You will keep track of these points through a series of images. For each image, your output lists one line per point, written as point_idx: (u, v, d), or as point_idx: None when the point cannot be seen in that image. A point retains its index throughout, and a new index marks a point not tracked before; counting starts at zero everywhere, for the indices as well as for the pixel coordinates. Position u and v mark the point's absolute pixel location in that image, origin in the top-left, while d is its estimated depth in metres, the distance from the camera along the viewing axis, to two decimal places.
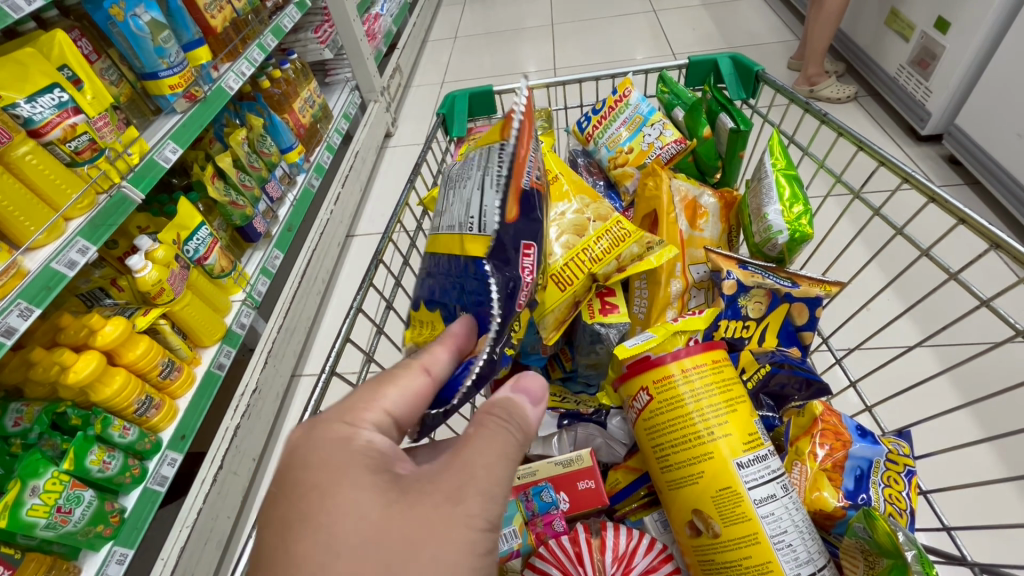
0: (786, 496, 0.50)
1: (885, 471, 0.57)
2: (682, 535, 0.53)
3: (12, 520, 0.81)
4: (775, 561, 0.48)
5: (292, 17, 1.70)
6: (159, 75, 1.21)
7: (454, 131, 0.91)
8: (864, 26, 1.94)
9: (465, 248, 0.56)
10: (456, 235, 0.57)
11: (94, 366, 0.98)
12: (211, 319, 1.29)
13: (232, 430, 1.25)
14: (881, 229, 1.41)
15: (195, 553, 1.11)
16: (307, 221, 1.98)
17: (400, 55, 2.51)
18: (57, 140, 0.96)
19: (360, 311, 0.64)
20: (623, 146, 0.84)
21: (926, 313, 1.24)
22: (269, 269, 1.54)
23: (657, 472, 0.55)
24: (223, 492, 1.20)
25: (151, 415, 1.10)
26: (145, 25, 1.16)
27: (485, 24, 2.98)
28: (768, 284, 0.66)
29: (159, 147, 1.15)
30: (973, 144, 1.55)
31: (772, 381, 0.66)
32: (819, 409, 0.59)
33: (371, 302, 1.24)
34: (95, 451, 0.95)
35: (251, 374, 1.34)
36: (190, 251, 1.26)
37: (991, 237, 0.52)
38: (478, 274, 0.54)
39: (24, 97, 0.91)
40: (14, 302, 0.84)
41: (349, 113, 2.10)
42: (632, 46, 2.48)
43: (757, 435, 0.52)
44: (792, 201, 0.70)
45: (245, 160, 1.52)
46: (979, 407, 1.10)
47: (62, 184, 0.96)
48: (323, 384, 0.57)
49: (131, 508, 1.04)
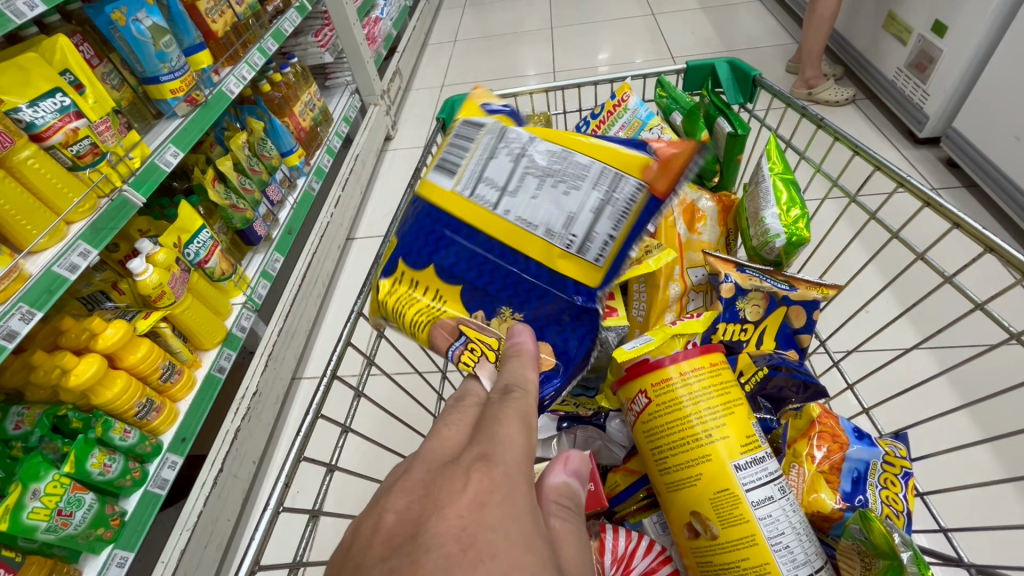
0: (784, 498, 0.51)
1: (882, 473, 0.58)
2: (680, 537, 0.54)
3: (13, 523, 0.82)
4: (773, 562, 0.49)
5: (293, 22, 1.71)
6: (160, 79, 1.22)
7: (453, 135, 0.91)
8: (861, 30, 1.95)
9: (555, 262, 0.58)
10: (541, 238, 0.57)
11: (96, 368, 0.99)
12: (212, 322, 1.30)
13: (232, 433, 1.25)
14: (878, 232, 1.41)
15: (195, 556, 1.11)
16: (308, 224, 1.98)
17: (400, 59, 2.52)
18: (59, 144, 0.97)
19: (360, 316, 0.65)
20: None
21: (924, 315, 1.25)
22: (270, 272, 1.54)
23: (656, 474, 0.55)
24: (223, 495, 1.20)
25: (152, 418, 1.11)
26: (146, 30, 1.17)
27: (484, 27, 2.99)
28: (766, 287, 0.66)
29: (160, 151, 1.16)
30: (971, 146, 1.56)
31: (769, 384, 0.66)
32: (816, 412, 0.60)
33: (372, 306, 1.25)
34: (96, 454, 0.95)
35: (252, 377, 1.34)
36: (191, 254, 1.27)
37: (986, 242, 0.53)
38: (563, 290, 0.58)
39: (26, 102, 0.92)
40: (16, 305, 0.85)
41: (350, 116, 2.11)
42: (631, 49, 2.49)
43: (754, 438, 0.53)
44: (789, 205, 0.71)
45: (245, 163, 1.52)
46: (977, 409, 1.11)
47: (62, 189, 0.97)
48: (324, 389, 0.58)
49: (131, 511, 1.04)
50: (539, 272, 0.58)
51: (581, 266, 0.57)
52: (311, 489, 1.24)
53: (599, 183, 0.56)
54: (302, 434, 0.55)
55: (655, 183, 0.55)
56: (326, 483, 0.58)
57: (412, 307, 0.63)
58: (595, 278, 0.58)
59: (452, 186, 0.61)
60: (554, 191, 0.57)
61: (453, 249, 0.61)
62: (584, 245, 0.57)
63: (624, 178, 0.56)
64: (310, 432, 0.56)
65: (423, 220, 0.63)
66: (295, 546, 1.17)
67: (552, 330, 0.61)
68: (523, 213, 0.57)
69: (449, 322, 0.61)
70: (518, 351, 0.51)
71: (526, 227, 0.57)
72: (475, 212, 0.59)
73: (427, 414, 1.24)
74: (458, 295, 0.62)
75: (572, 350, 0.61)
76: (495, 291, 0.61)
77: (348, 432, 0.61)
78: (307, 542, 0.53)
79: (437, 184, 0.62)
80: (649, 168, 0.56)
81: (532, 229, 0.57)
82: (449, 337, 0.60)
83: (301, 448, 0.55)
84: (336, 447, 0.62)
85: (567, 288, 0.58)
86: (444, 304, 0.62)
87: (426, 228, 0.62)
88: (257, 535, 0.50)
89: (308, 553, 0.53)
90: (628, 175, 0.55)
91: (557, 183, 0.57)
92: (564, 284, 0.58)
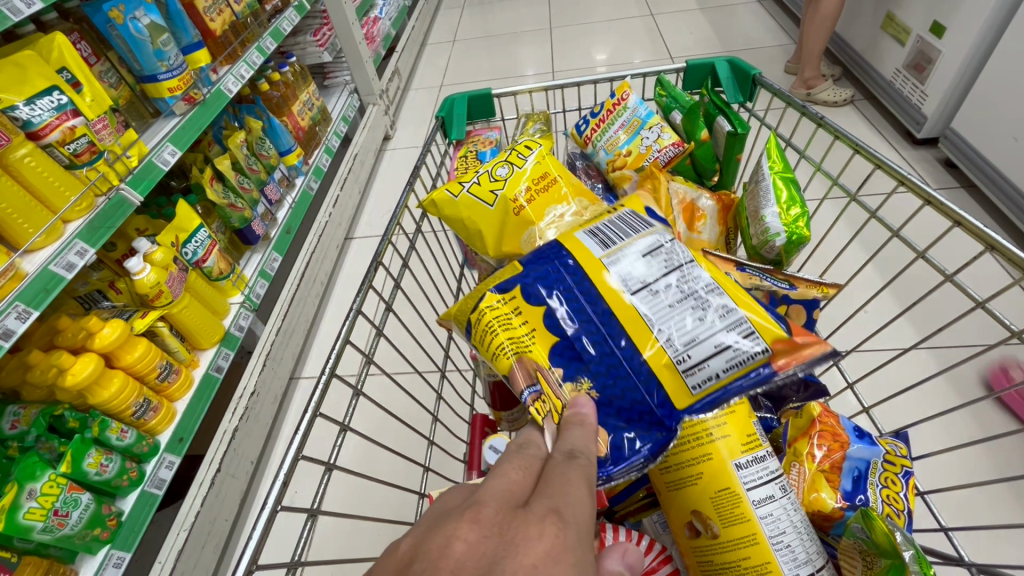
0: (784, 497, 0.50)
1: (882, 472, 0.57)
2: (681, 536, 0.53)
3: (9, 524, 0.81)
4: (774, 561, 0.48)
5: (291, 21, 1.71)
6: (158, 78, 1.21)
7: (453, 135, 0.91)
8: (860, 31, 1.96)
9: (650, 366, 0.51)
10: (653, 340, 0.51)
11: (93, 368, 0.98)
12: (209, 321, 1.29)
13: (230, 433, 1.24)
14: (878, 232, 1.41)
15: (192, 556, 1.11)
16: (306, 224, 1.98)
17: (399, 58, 2.52)
18: (56, 143, 0.97)
19: (359, 313, 0.64)
20: (620, 149, 0.85)
21: (923, 315, 1.25)
22: (268, 272, 1.54)
23: (657, 473, 0.55)
24: (221, 495, 1.20)
25: (149, 418, 1.10)
26: (144, 28, 1.16)
27: (483, 27, 2.99)
28: (767, 285, 0.66)
29: (158, 150, 1.16)
30: (969, 147, 1.56)
31: (770, 384, 0.65)
32: (816, 411, 0.60)
33: (371, 305, 1.25)
34: (92, 454, 0.95)
35: (250, 376, 1.34)
36: (188, 253, 1.26)
37: (986, 240, 0.53)
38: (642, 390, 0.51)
39: (22, 99, 0.91)
40: (12, 304, 0.84)
41: (348, 116, 2.11)
42: (630, 49, 2.50)
43: (755, 436, 0.52)
44: (789, 204, 0.71)
45: (243, 163, 1.52)
46: (975, 409, 1.11)
47: (59, 186, 0.97)
48: (323, 387, 0.57)
49: (127, 512, 1.03)
50: (639, 368, 0.51)
51: (677, 381, 0.50)
52: (310, 488, 1.24)
53: (735, 328, 0.50)
54: (301, 432, 0.54)
55: (779, 354, 0.49)
56: (325, 481, 0.58)
57: (502, 330, 0.56)
58: (683, 399, 0.50)
59: (601, 255, 0.56)
60: (691, 313, 0.51)
61: (564, 290, 0.56)
62: (687, 370, 0.50)
63: (755, 337, 0.50)
64: (310, 430, 0.55)
65: (552, 260, 0.58)
66: (293, 545, 1.17)
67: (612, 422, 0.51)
68: (653, 313, 0.52)
69: (531, 365, 0.53)
70: (580, 419, 0.45)
71: (649, 326, 0.52)
72: (609, 291, 0.54)
73: (426, 414, 1.23)
74: (548, 343, 0.54)
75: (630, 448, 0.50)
76: (589, 360, 0.53)
77: (346, 430, 0.60)
78: (306, 541, 0.53)
79: (585, 245, 0.58)
80: (781, 340, 0.50)
81: (654, 332, 0.51)
82: (525, 380, 0.52)
83: (301, 446, 0.54)
84: (334, 446, 0.62)
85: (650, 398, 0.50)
86: (533, 345, 0.54)
87: (551, 267, 0.58)
88: (255, 535, 0.49)
89: (306, 552, 0.52)
90: (760, 336, 0.50)
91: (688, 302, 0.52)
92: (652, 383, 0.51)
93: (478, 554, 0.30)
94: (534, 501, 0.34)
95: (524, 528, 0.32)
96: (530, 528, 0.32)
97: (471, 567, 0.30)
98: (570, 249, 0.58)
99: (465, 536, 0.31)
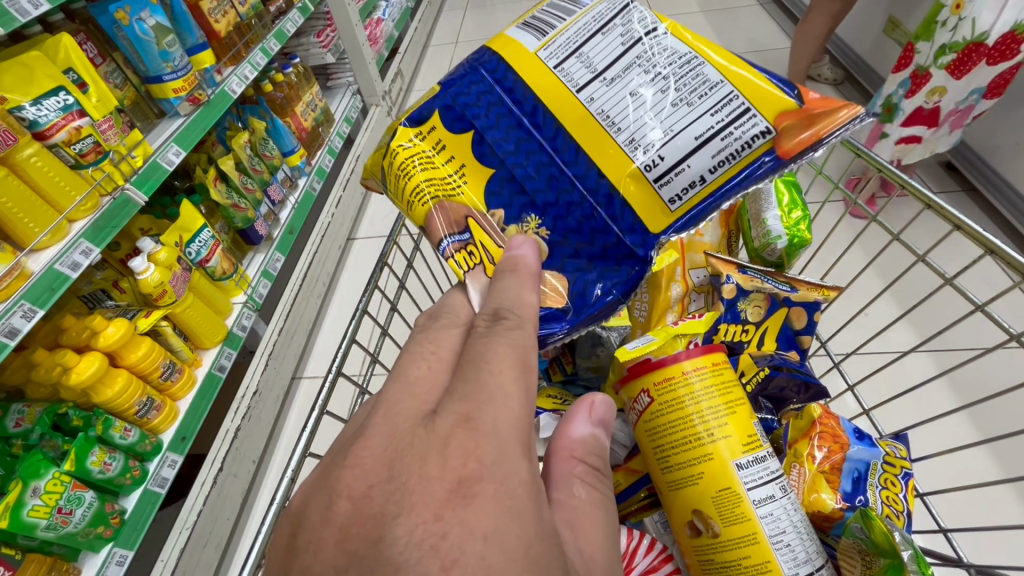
0: (784, 497, 0.51)
1: (882, 473, 0.58)
2: (682, 536, 0.53)
3: (13, 521, 0.82)
4: (773, 560, 0.49)
5: (295, 22, 1.72)
6: (162, 78, 1.23)
7: None
8: (863, 35, 1.97)
9: (626, 185, 0.50)
10: (621, 149, 0.50)
11: (98, 366, 0.99)
12: (213, 321, 1.30)
13: (232, 432, 1.25)
14: (878, 235, 1.42)
15: (195, 554, 1.11)
16: (309, 224, 1.99)
17: (402, 60, 2.53)
18: (62, 143, 0.97)
19: (365, 313, 0.65)
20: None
21: (923, 318, 1.25)
22: (271, 272, 1.55)
23: (658, 473, 0.55)
24: (223, 494, 1.20)
25: (152, 417, 1.11)
26: (150, 29, 1.17)
27: (486, 29, 3.00)
28: (768, 288, 0.68)
29: (162, 150, 1.16)
30: (969, 150, 1.57)
31: (771, 384, 0.66)
32: (816, 412, 0.61)
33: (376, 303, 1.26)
34: (97, 452, 0.95)
35: (252, 376, 1.34)
36: (192, 253, 1.27)
37: (986, 243, 0.53)
38: (604, 215, 0.52)
39: (29, 100, 0.92)
40: (18, 302, 0.85)
41: (351, 117, 2.11)
42: None
43: (756, 437, 0.53)
44: (791, 207, 0.73)
45: (247, 163, 1.52)
46: (974, 411, 1.11)
47: (64, 186, 0.98)
48: (330, 385, 0.58)
49: (131, 510, 1.04)
50: (596, 188, 0.52)
51: (652, 200, 0.50)
52: None
53: (716, 112, 0.49)
54: (308, 429, 0.55)
55: (784, 136, 0.47)
56: None
57: (421, 169, 0.56)
58: (659, 221, 0.50)
59: (536, 48, 0.54)
60: (657, 105, 0.50)
61: (498, 110, 0.55)
62: (662, 177, 0.49)
63: (752, 119, 0.48)
64: (316, 427, 0.56)
65: (482, 71, 0.57)
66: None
67: (569, 263, 0.53)
68: (610, 108, 0.51)
69: (455, 211, 0.54)
70: (513, 266, 0.46)
71: (607, 127, 0.51)
72: (553, 91, 0.52)
73: None
74: (482, 180, 0.55)
75: (593, 293, 0.51)
76: (535, 193, 0.54)
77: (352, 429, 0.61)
78: None
79: (519, 41, 0.55)
80: (789, 112, 0.47)
81: (612, 131, 0.51)
82: (444, 227, 0.53)
83: (307, 443, 0.54)
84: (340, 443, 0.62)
85: (616, 227, 0.51)
86: (461, 186, 0.55)
87: (477, 78, 0.57)
88: (264, 530, 0.50)
89: None
90: (757, 117, 0.48)
91: (646, 91, 0.50)
92: (610, 200, 0.51)
93: (360, 515, 0.30)
94: (444, 413, 0.34)
95: (420, 464, 0.31)
96: (428, 466, 0.31)
97: (360, 527, 0.29)
98: (506, 53, 0.56)
99: (347, 494, 0.31)
